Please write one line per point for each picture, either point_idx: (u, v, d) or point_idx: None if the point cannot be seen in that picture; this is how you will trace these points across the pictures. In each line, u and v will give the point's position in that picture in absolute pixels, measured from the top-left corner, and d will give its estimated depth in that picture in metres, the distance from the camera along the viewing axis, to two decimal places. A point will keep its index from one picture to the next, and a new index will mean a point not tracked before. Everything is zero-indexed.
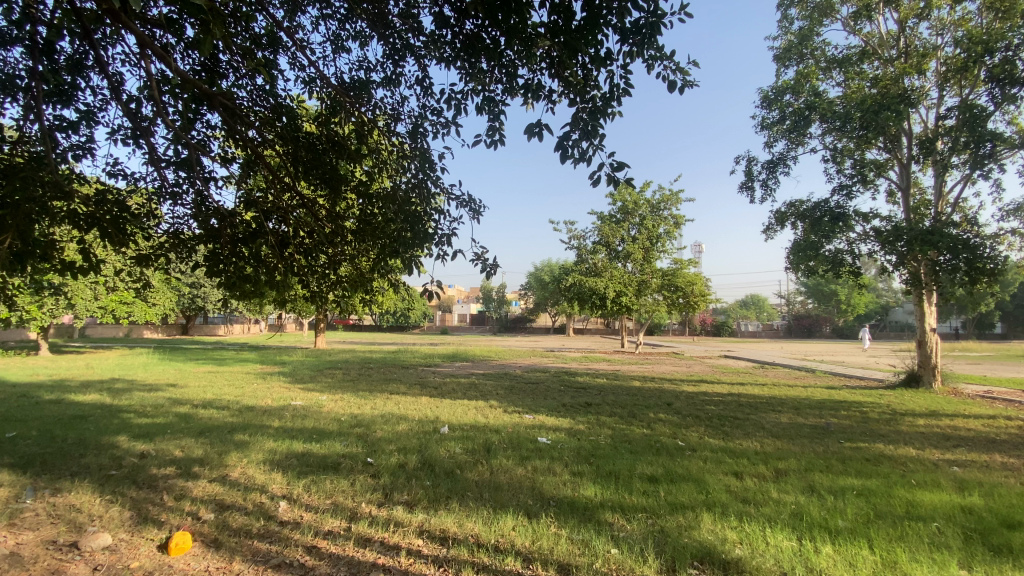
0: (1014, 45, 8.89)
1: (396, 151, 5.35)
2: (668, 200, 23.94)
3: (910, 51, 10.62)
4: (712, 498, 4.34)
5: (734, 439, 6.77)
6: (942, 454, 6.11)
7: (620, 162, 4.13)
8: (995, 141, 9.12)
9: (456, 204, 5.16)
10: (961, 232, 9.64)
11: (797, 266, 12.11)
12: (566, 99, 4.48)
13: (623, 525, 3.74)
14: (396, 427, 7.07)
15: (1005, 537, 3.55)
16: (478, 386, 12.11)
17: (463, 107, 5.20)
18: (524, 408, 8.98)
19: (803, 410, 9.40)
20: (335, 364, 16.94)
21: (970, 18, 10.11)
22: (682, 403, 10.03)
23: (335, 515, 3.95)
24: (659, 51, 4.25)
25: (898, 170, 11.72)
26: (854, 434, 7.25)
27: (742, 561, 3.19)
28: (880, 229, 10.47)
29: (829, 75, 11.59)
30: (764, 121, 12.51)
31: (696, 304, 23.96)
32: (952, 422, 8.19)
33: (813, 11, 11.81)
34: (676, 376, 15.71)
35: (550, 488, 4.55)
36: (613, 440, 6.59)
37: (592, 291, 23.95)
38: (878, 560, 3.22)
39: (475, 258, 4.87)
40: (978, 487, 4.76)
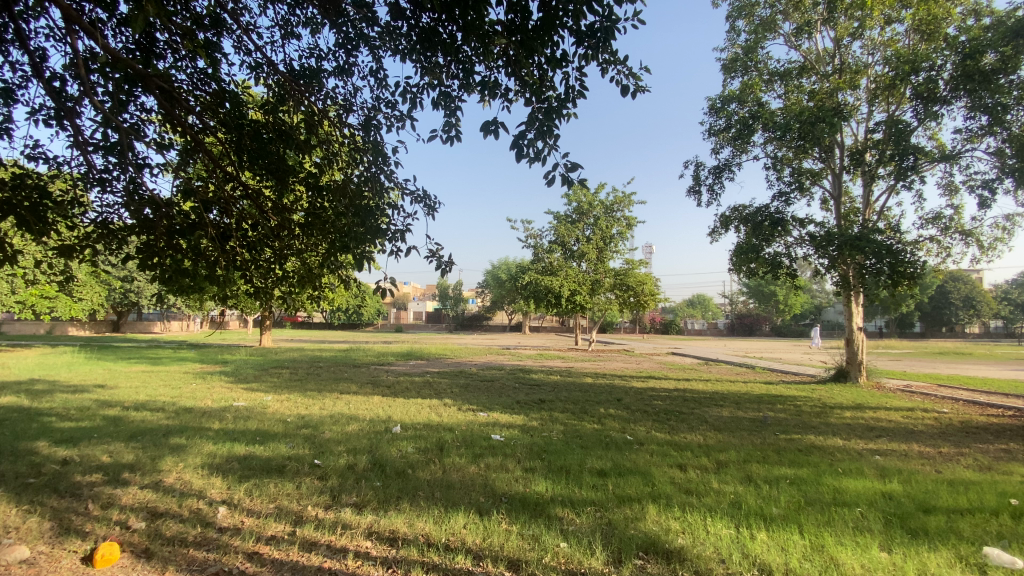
0: (936, 66, 9.66)
1: (348, 143, 5.19)
2: (621, 202, 24.52)
3: (843, 68, 11.36)
4: (657, 490, 4.49)
5: (679, 433, 7.03)
6: (866, 444, 6.61)
7: (574, 163, 4.23)
8: (916, 155, 9.85)
9: (411, 200, 5.09)
10: (886, 238, 10.41)
11: (739, 268, 12.71)
12: (523, 99, 4.51)
13: (572, 519, 3.81)
14: (346, 427, 6.88)
15: (920, 521, 3.87)
16: (432, 384, 11.96)
17: (418, 102, 5.12)
18: (477, 406, 8.97)
19: (743, 404, 9.89)
20: (281, 363, 16.30)
21: (898, 39, 10.91)
22: (631, 399, 10.33)
23: (279, 519, 3.81)
24: (612, 56, 4.38)
25: (831, 179, 12.52)
26: (788, 426, 7.70)
27: (685, 550, 3.32)
28: (814, 233, 11.16)
29: (771, 87, 12.20)
30: (712, 128, 13.02)
31: (646, 303, 24.72)
32: (874, 414, 8.85)
33: (758, 26, 12.41)
34: (627, 372, 16.11)
35: (502, 485, 4.57)
36: (565, 436, 6.70)
37: (548, 290, 24.21)
38: (807, 545, 3.44)
39: (430, 255, 4.82)
40: (896, 474, 5.18)
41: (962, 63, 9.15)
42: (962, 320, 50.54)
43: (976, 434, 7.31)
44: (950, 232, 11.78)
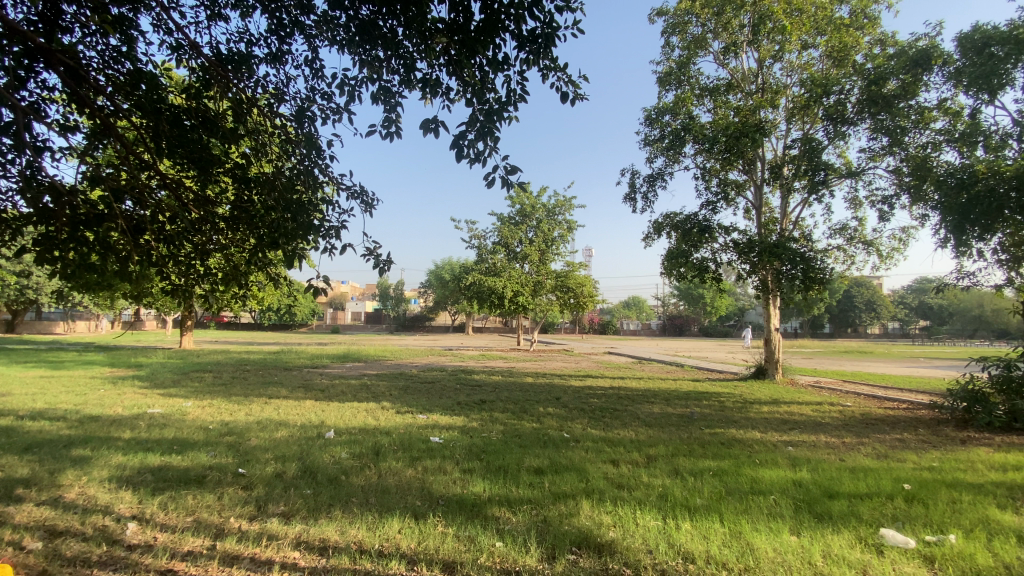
0: (845, 90, 10.60)
1: (279, 134, 4.96)
2: (562, 205, 25.06)
3: (765, 87, 12.24)
4: (591, 485, 4.64)
5: (613, 429, 7.28)
6: (780, 436, 7.15)
7: (513, 166, 4.30)
8: (826, 171, 10.77)
9: (347, 195, 4.94)
10: (800, 246, 11.34)
11: (670, 272, 13.36)
12: (464, 99, 4.50)
13: (509, 518, 3.85)
14: (274, 434, 6.55)
15: (825, 506, 4.25)
16: (368, 387, 11.65)
17: (357, 96, 4.98)
18: (415, 408, 8.84)
19: (672, 400, 10.40)
20: (204, 367, 15.26)
21: (813, 63, 11.89)
22: (570, 397, 10.56)
23: (197, 533, 3.56)
24: (553, 62, 4.48)
25: (753, 190, 13.44)
26: (712, 421, 8.19)
27: (615, 543, 3.45)
28: (737, 240, 11.93)
29: (701, 102, 12.91)
30: (647, 138, 13.60)
31: (585, 304, 25.37)
32: (788, 408, 9.60)
33: (690, 43, 13.13)
34: (565, 372, 16.47)
35: (439, 487, 4.53)
36: (504, 435, 6.76)
37: (490, 291, 24.27)
38: (726, 531, 3.68)
39: (367, 254, 4.69)
40: (805, 463, 5.65)
41: (868, 88, 10.15)
42: (864, 322, 55.80)
43: (874, 425, 8.09)
44: (854, 242, 13.00)
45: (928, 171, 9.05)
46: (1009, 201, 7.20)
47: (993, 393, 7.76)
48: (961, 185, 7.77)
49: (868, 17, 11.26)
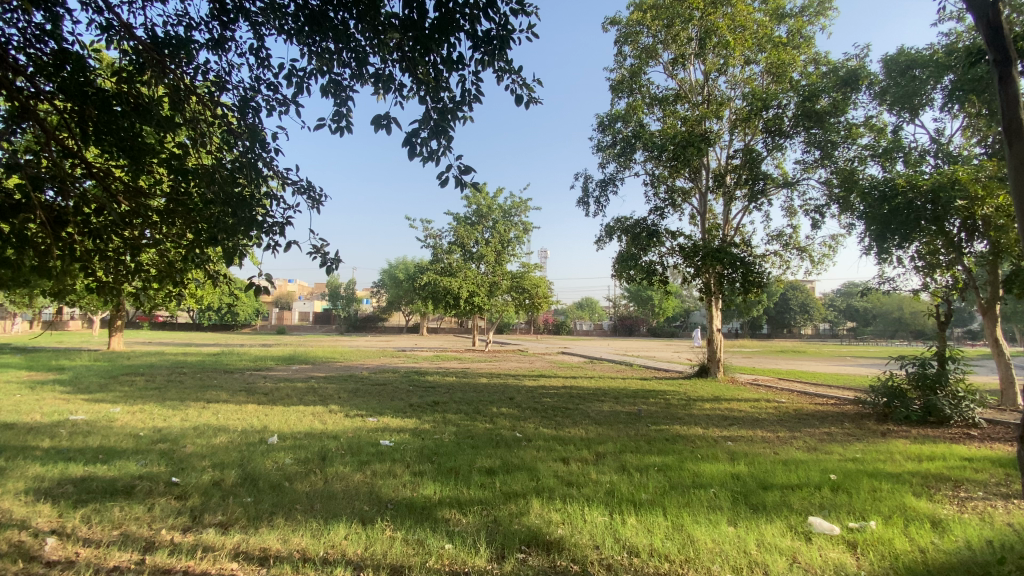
0: (782, 105, 11.27)
1: (222, 124, 4.73)
2: (518, 207, 25.21)
3: (711, 99, 12.83)
4: (542, 484, 4.70)
5: (564, 428, 7.40)
6: (721, 431, 7.50)
7: (466, 166, 4.30)
8: (765, 180, 11.41)
9: (293, 190, 4.78)
10: (740, 251, 11.96)
11: (621, 274, 13.73)
12: (418, 96, 4.45)
13: (459, 520, 3.84)
14: (212, 440, 6.22)
15: (759, 497, 4.50)
16: (316, 389, 11.27)
17: (305, 88, 4.83)
18: (365, 410, 8.64)
19: (622, 399, 10.70)
20: (135, 369, 14.30)
21: (754, 78, 12.55)
22: (523, 397, 10.65)
23: (125, 547, 3.33)
24: (508, 64, 4.53)
25: (698, 197, 14.03)
26: (658, 418, 8.48)
27: (563, 540, 3.52)
28: (683, 245, 12.42)
29: (651, 111, 13.35)
30: (599, 143, 13.94)
31: (540, 305, 25.62)
32: (728, 405, 10.09)
33: (641, 52, 13.57)
34: (519, 372, 16.58)
35: (388, 491, 4.46)
36: (456, 437, 6.73)
37: (445, 291, 24.10)
38: (669, 525, 3.82)
39: (314, 251, 4.56)
40: (742, 457, 5.96)
41: (803, 103, 10.80)
42: (799, 323, 59.42)
43: (805, 420, 8.65)
44: (789, 248, 13.81)
45: (855, 183, 9.75)
46: (924, 213, 7.87)
47: (909, 389, 8.43)
48: (883, 197, 8.42)
49: (804, 37, 12.01)
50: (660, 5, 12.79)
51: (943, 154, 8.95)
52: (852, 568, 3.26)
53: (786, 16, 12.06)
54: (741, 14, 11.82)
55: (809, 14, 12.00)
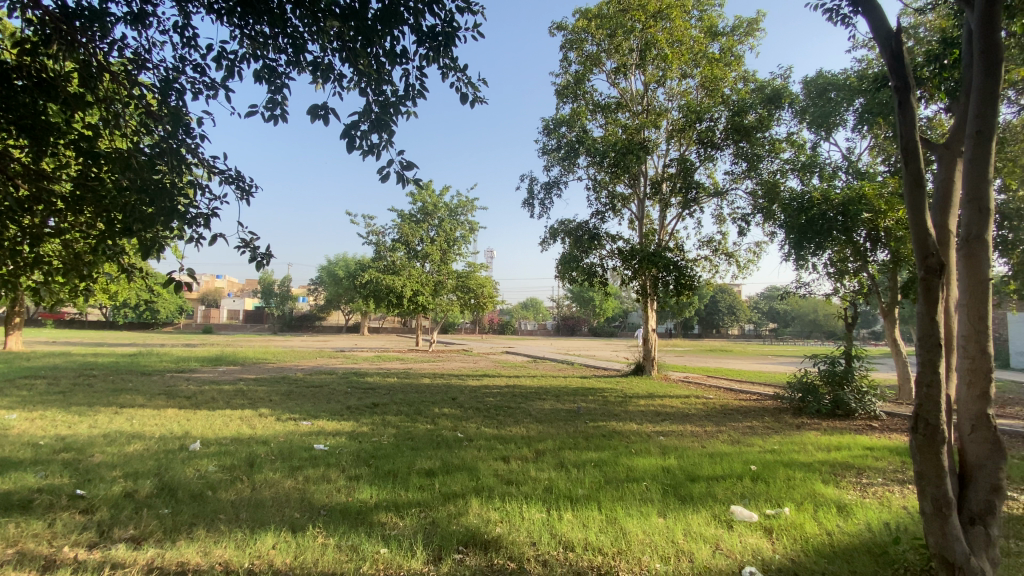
0: (714, 118, 11.92)
1: (141, 106, 4.37)
2: (465, 206, 25.06)
3: (650, 109, 13.39)
4: (481, 483, 4.71)
5: (506, 427, 7.46)
6: (654, 427, 7.83)
7: (408, 161, 4.24)
8: (697, 189, 12.06)
9: (220, 180, 4.51)
10: (674, 256, 12.56)
11: (563, 275, 14.00)
12: (358, 88, 4.32)
13: (395, 524, 3.77)
14: (125, 448, 5.73)
15: (687, 488, 4.76)
16: (246, 392, 10.66)
17: (236, 73, 4.56)
18: (299, 414, 8.28)
19: (562, 397, 10.93)
20: (36, 372, 12.92)
21: (690, 91, 13.19)
22: (466, 397, 10.61)
23: (19, 567, 3.01)
24: (452, 62, 4.52)
25: (637, 203, 14.58)
26: (596, 415, 8.74)
27: (501, 538, 3.54)
28: (622, 248, 12.86)
29: (594, 117, 13.71)
30: (544, 146, 14.14)
31: (484, 305, 25.61)
32: (662, 401, 10.57)
33: (586, 59, 13.94)
34: (462, 372, 16.51)
35: (321, 497, 4.30)
36: (395, 439, 6.60)
37: (388, 290, 23.59)
38: (603, 518, 3.95)
39: (243, 245, 4.32)
40: (672, 451, 6.26)
41: (732, 118, 11.46)
42: (727, 324, 63.19)
43: (730, 415, 9.23)
44: (718, 253, 14.65)
45: (777, 194, 10.51)
46: (836, 224, 8.60)
47: (820, 385, 9.20)
48: (801, 209, 9.12)
49: (734, 55, 12.75)
50: (604, 15, 13.17)
51: (853, 170, 9.84)
52: (767, 552, 3.51)
53: (719, 35, 12.75)
54: (679, 30, 12.39)
55: (739, 33, 12.78)
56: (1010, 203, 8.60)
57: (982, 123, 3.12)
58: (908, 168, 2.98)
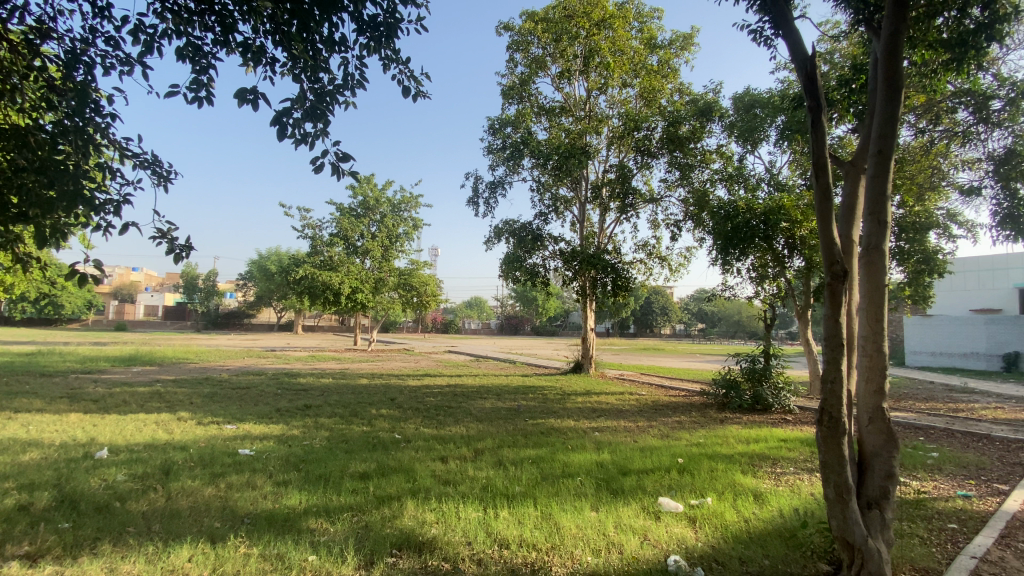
0: (651, 128, 12.42)
1: (43, 78, 3.95)
2: (408, 202, 24.58)
3: (591, 115, 13.78)
4: (417, 484, 4.64)
5: (445, 427, 7.40)
6: (590, 423, 8.06)
7: (344, 153, 4.11)
8: (634, 194, 12.53)
9: (134, 165, 4.18)
10: (611, 258, 12.98)
11: (507, 275, 14.09)
12: (292, 74, 4.13)
13: (326, 529, 3.64)
14: (17, 457, 5.14)
15: (619, 482, 4.94)
16: (163, 395, 9.88)
17: (155, 49, 4.21)
18: (223, 417, 7.78)
19: (503, 395, 10.99)
20: None
21: (629, 100, 13.66)
22: (405, 397, 10.42)
23: None
24: (395, 54, 4.45)
25: (578, 206, 14.92)
26: (535, 413, 8.87)
27: (435, 539, 3.51)
28: (564, 250, 13.13)
29: (539, 120, 13.90)
30: (490, 146, 14.16)
31: (427, 303, 25.22)
32: (599, 398, 10.89)
33: (532, 62, 14.12)
34: (403, 372, 16.17)
35: (245, 504, 4.07)
36: (329, 442, 6.36)
37: (325, 286, 22.70)
38: (538, 514, 4.02)
39: (159, 236, 4.02)
40: (606, 446, 6.47)
41: (668, 128, 12.02)
42: (661, 324, 66.13)
43: (662, 410, 9.67)
44: (653, 257, 15.27)
45: (707, 202, 11.13)
46: (758, 232, 9.23)
47: (742, 381, 9.84)
48: (727, 216, 9.69)
49: (671, 68, 13.34)
50: (550, 19, 13.39)
51: (774, 182, 10.60)
52: (690, 540, 3.72)
53: (657, 47, 13.29)
54: (621, 40, 12.80)
55: (676, 47, 13.41)
56: (906, 217, 9.56)
57: (883, 143, 3.47)
58: (819, 182, 3.23)
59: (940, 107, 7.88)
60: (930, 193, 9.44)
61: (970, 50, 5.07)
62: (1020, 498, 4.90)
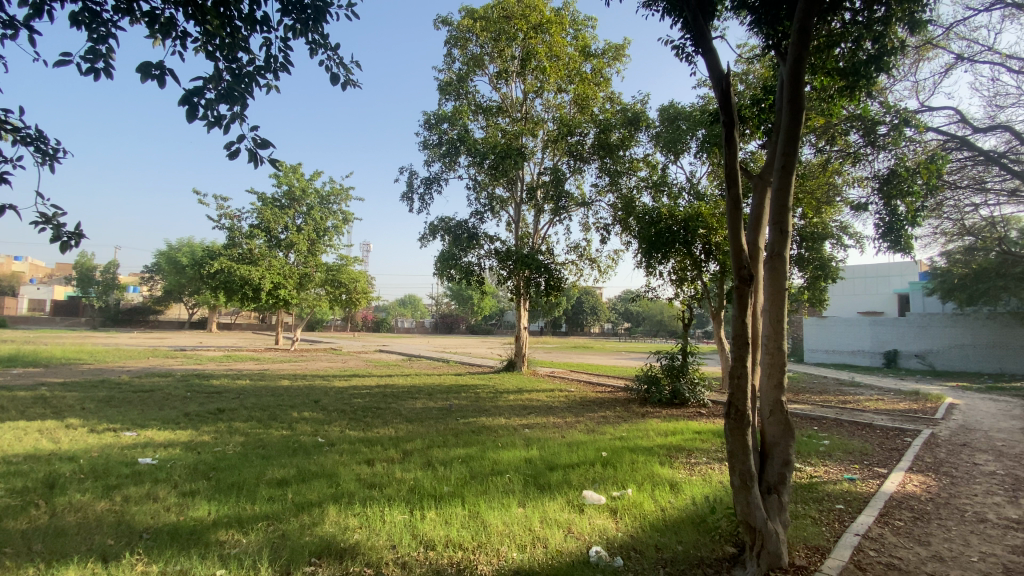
0: (584, 134, 12.79)
1: None
2: (338, 194, 23.61)
3: (528, 117, 13.97)
4: (341, 489, 4.47)
5: (372, 429, 7.20)
6: (521, 420, 8.18)
7: (264, 140, 3.86)
8: (567, 197, 12.84)
9: (14, 140, 3.69)
10: (545, 258, 13.24)
11: (442, 273, 13.95)
12: (205, 50, 3.83)
13: (237, 541, 3.41)
14: None
15: (546, 477, 5.06)
16: (49, 399, 8.81)
17: (45, 12, 3.74)
18: (122, 424, 7.07)
19: (434, 395, 10.87)
20: None
21: (564, 105, 13.95)
22: (330, 399, 10.01)
23: None
24: (323, 39, 4.25)
25: (513, 206, 15.05)
26: (467, 412, 8.87)
27: (358, 545, 3.41)
28: (499, 249, 13.21)
29: (476, 118, 13.84)
30: (425, 141, 13.93)
31: (357, 301, 24.31)
32: (530, 396, 11.06)
33: (470, 60, 14.09)
34: (329, 372, 15.50)
35: (144, 519, 3.72)
36: (244, 447, 5.98)
37: (243, 281, 21.26)
38: (466, 514, 4.01)
39: (42, 220, 3.58)
40: (536, 442, 6.59)
41: (600, 135, 12.45)
42: (591, 323, 68.38)
43: (589, 406, 10.00)
44: (583, 258, 15.75)
45: (634, 208, 11.64)
46: (678, 237, 9.80)
47: (663, 378, 10.40)
48: (652, 222, 10.18)
49: (604, 76, 13.79)
50: (489, 18, 13.42)
51: (694, 191, 11.28)
52: (611, 531, 3.88)
53: (591, 55, 13.69)
54: (557, 46, 12.95)
55: (608, 57, 13.89)
56: (806, 227, 10.54)
57: (786, 159, 3.81)
58: (730, 192, 3.49)
59: (836, 129, 8.74)
60: (826, 207, 10.49)
61: (862, 78, 5.62)
62: (895, 479, 5.58)
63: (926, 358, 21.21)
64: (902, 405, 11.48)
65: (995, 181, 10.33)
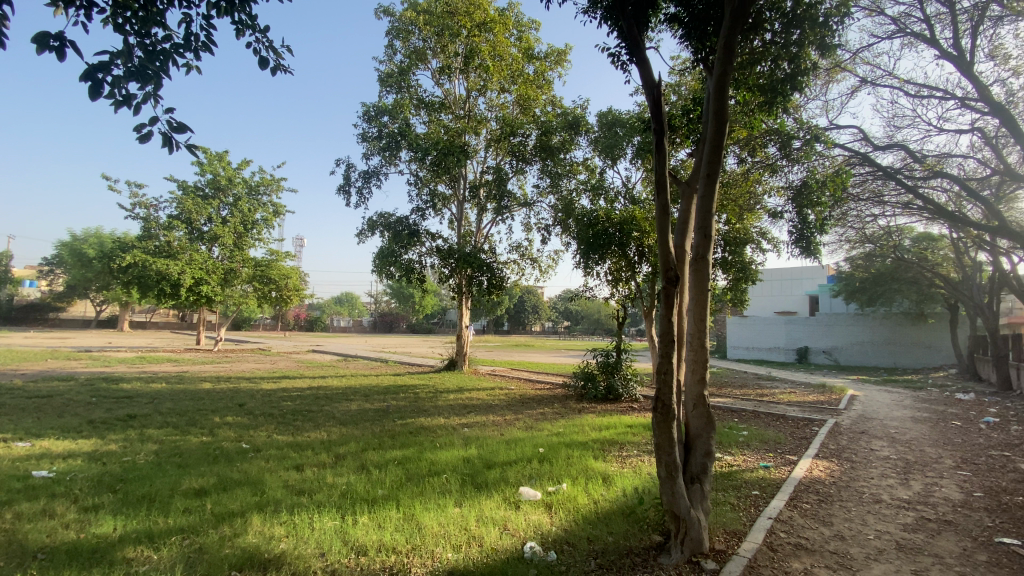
0: (525, 134, 12.92)
1: None
2: (268, 185, 22.35)
3: (470, 114, 13.90)
4: (266, 497, 4.26)
5: (303, 432, 6.89)
6: (460, 420, 8.14)
7: (182, 124, 3.61)
8: (508, 197, 12.90)
9: None
10: (486, 257, 13.23)
11: (380, 270, 13.58)
12: (114, 23, 3.52)
13: (148, 558, 3.15)
14: None
15: (483, 476, 5.07)
16: None
17: None
18: (11, 434, 6.32)
19: (370, 396, 10.58)
20: None
21: (506, 105, 13.99)
22: (257, 402, 9.47)
23: None
24: (251, 20, 4.02)
25: (455, 204, 14.92)
26: (404, 412, 8.70)
27: (285, 554, 3.26)
28: (440, 247, 13.06)
29: (418, 112, 13.59)
30: (364, 134, 13.51)
31: (289, 299, 23.13)
32: (470, 395, 11.02)
33: (412, 53, 13.83)
34: (256, 374, 14.65)
35: (36, 538, 3.35)
36: (158, 456, 5.53)
37: (160, 276, 19.63)
38: (401, 516, 3.95)
39: None
40: (474, 441, 6.59)
41: (542, 136, 12.60)
42: (531, 321, 69.23)
43: (528, 404, 10.11)
44: (524, 258, 15.86)
45: (574, 209, 11.90)
46: (614, 239, 10.14)
47: (599, 374, 10.71)
48: (590, 224, 10.46)
49: (546, 79, 13.95)
50: (432, 12, 13.23)
51: (629, 195, 11.69)
52: (544, 526, 3.95)
53: (534, 58, 13.83)
54: (500, 45, 12.98)
55: (550, 61, 14.10)
56: (730, 232, 11.25)
57: (711, 168, 4.04)
58: (660, 197, 3.65)
59: (757, 141, 9.36)
60: (748, 214, 11.24)
61: (779, 95, 6.05)
62: (804, 466, 6.08)
63: (832, 353, 23.25)
64: (812, 398, 12.51)
65: (891, 195, 11.49)
